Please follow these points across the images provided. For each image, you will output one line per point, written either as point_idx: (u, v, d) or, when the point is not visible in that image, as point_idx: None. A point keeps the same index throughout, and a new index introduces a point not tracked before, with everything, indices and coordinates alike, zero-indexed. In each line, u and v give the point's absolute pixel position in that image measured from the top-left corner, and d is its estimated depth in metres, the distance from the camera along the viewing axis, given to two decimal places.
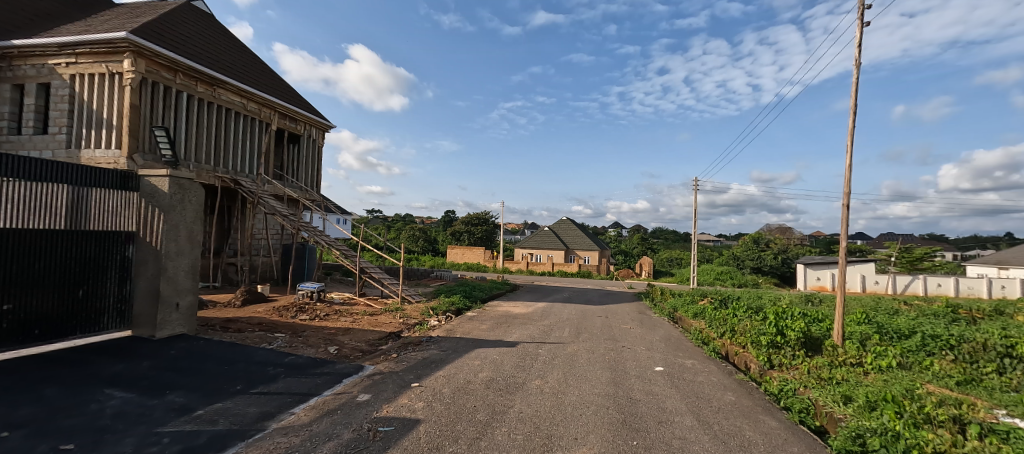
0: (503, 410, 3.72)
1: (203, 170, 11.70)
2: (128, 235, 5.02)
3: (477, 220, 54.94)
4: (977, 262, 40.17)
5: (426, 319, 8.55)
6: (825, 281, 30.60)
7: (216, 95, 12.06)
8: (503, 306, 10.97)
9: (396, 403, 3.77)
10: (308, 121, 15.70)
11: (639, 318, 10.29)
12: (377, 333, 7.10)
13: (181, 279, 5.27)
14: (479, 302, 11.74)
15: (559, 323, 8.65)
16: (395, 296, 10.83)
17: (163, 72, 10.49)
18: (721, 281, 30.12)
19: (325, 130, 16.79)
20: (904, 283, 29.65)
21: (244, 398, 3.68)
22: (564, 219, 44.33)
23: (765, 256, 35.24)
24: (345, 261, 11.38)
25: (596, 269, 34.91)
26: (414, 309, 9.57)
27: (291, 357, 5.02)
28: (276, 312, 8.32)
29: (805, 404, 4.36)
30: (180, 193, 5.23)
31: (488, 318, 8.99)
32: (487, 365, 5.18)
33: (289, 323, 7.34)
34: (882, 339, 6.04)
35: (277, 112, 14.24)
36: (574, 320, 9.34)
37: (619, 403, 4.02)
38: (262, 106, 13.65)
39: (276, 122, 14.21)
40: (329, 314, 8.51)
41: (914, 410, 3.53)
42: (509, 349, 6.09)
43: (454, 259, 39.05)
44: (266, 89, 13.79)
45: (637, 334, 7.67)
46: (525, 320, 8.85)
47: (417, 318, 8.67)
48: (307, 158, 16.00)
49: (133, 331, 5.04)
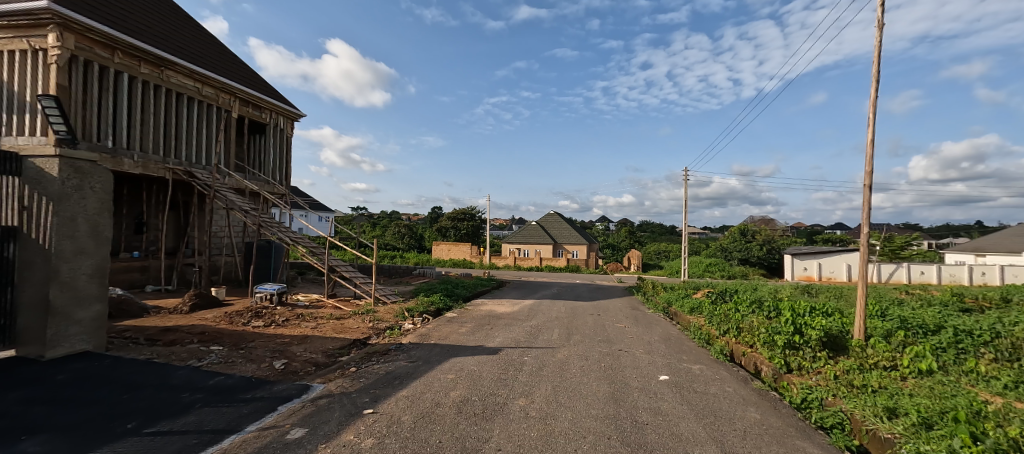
0: (477, 445, 2.90)
1: (150, 160, 10.52)
2: (8, 230, 4.00)
3: (462, 216, 53.97)
4: (955, 249, 40.96)
5: (399, 323, 7.64)
6: (811, 271, 30.64)
7: (165, 78, 10.89)
8: (487, 305, 10.12)
9: (338, 441, 2.91)
10: (274, 109, 14.53)
11: (632, 315, 9.58)
12: (340, 341, 6.18)
13: (82, 284, 4.29)
14: (461, 301, 10.85)
15: (547, 323, 7.85)
16: (368, 297, 9.86)
17: (98, 49, 9.33)
18: (710, 273, 29.86)
19: (293, 120, 15.63)
20: (889, 271, 29.83)
21: (131, 443, 2.78)
22: (551, 213, 43.81)
23: (752, 248, 35.20)
24: (313, 259, 10.37)
25: (585, 263, 34.32)
26: (387, 311, 8.64)
27: (219, 378, 4.07)
28: (226, 319, 7.33)
29: (840, 419, 3.68)
30: (78, 179, 4.23)
31: (469, 320, 8.14)
32: (463, 380, 4.33)
33: (237, 332, 6.37)
34: (908, 335, 5.36)
35: (237, 98, 13.08)
36: (563, 319, 8.54)
37: (623, 430, 3.22)
38: (221, 90, 12.49)
39: (237, 110, 13.06)
40: (288, 320, 7.55)
41: (991, 432, 2.80)
42: (489, 358, 5.25)
43: (439, 255, 38.08)
44: (224, 73, 12.61)
45: (633, 334, 6.93)
46: (511, 321, 8.04)
47: (389, 321, 7.74)
48: (274, 149, 14.85)
49: (19, 351, 4.05)
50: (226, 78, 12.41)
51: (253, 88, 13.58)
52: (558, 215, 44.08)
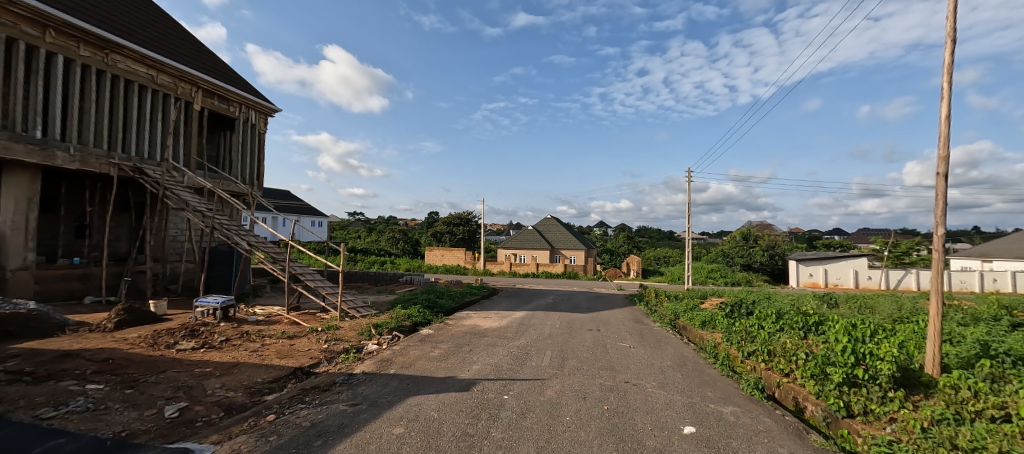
0: None
1: (90, 154, 9.31)
2: None
3: (458, 220, 52.75)
4: (961, 254, 40.03)
5: (361, 343, 6.39)
6: (817, 277, 29.52)
7: (111, 62, 9.71)
8: (471, 319, 8.89)
9: None
10: (244, 102, 13.33)
11: (637, 330, 8.38)
12: (277, 371, 4.93)
13: None
14: (443, 314, 9.62)
15: (538, 343, 6.65)
16: (334, 310, 8.61)
17: (25, 25, 8.16)
18: (713, 279, 28.69)
19: (267, 114, 14.42)
20: (897, 278, 28.78)
21: None
22: (547, 217, 42.68)
23: (755, 253, 34.11)
24: (273, 267, 9.10)
25: (583, 269, 33.11)
26: (352, 327, 7.39)
27: (56, 442, 2.84)
28: (152, 339, 6.09)
29: None
30: None
31: (446, 338, 6.93)
32: (412, 438, 3.12)
33: (150, 359, 5.12)
34: (1002, 367, 4.14)
35: (200, 89, 11.89)
36: (558, 336, 7.32)
37: None
38: (180, 79, 11.31)
39: (199, 101, 11.85)
40: (228, 340, 6.30)
41: None
42: (458, 396, 4.04)
43: (433, 261, 36.84)
44: (184, 60, 11.43)
45: (641, 359, 5.74)
46: (495, 339, 6.81)
47: (349, 341, 6.48)
48: (244, 146, 13.64)
49: None
50: (185, 65, 11.22)
51: (219, 78, 12.39)
52: (555, 219, 42.96)
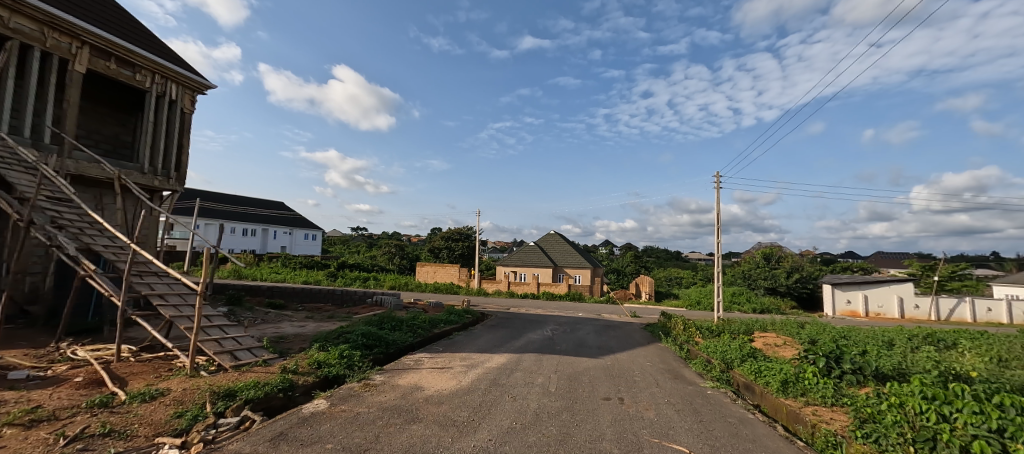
0: None
1: None
2: None
3: (458, 235, 49.57)
4: (1006, 281, 36.51)
5: (145, 448, 3.12)
6: (856, 305, 25.91)
7: None
8: (415, 373, 5.57)
9: None
10: (158, 70, 10.40)
11: (685, 400, 5.10)
12: None
13: None
14: (377, 362, 6.30)
15: (510, 447, 3.35)
16: (182, 357, 5.17)
17: None
18: (738, 305, 25.25)
19: (196, 90, 11.44)
20: (948, 307, 25.40)
21: None
22: (551, 232, 39.60)
23: (780, 276, 30.75)
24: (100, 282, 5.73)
25: (588, 290, 29.69)
26: (185, 394, 4.12)
27: None
28: None
29: None
30: None
31: (337, 426, 3.64)
32: None
33: None
34: None
35: (86, 45, 8.99)
36: (550, 421, 4.02)
37: None
38: (51, 28, 8.45)
39: (83, 60, 8.92)
40: None
41: None
42: None
43: (424, 278, 33.68)
44: (61, 4, 8.57)
45: None
46: (429, 434, 3.53)
47: (126, 441, 3.19)
48: (157, 126, 10.59)
49: None
50: (58, 8, 8.33)
51: (118, 35, 9.50)
52: (560, 234, 39.80)
